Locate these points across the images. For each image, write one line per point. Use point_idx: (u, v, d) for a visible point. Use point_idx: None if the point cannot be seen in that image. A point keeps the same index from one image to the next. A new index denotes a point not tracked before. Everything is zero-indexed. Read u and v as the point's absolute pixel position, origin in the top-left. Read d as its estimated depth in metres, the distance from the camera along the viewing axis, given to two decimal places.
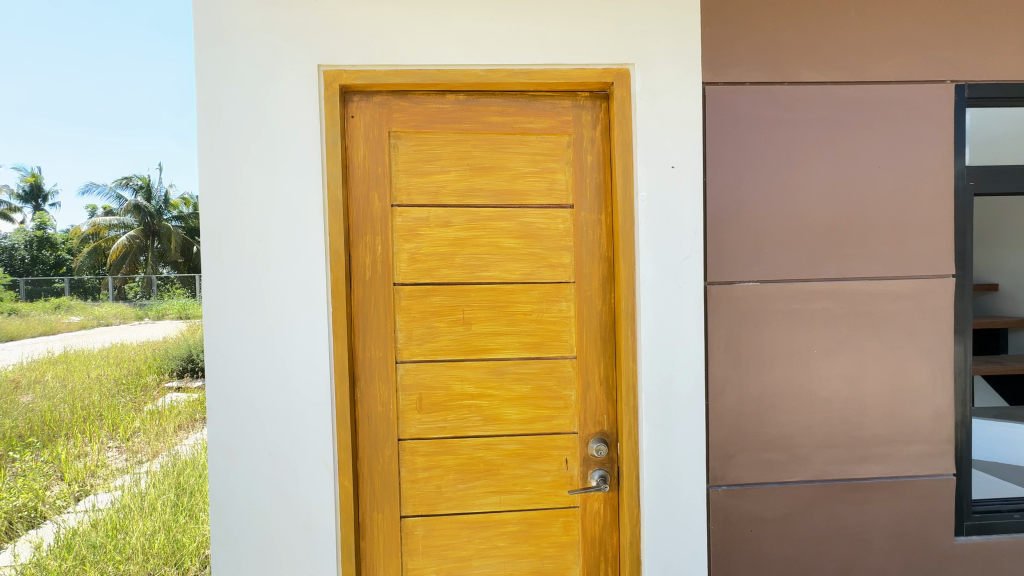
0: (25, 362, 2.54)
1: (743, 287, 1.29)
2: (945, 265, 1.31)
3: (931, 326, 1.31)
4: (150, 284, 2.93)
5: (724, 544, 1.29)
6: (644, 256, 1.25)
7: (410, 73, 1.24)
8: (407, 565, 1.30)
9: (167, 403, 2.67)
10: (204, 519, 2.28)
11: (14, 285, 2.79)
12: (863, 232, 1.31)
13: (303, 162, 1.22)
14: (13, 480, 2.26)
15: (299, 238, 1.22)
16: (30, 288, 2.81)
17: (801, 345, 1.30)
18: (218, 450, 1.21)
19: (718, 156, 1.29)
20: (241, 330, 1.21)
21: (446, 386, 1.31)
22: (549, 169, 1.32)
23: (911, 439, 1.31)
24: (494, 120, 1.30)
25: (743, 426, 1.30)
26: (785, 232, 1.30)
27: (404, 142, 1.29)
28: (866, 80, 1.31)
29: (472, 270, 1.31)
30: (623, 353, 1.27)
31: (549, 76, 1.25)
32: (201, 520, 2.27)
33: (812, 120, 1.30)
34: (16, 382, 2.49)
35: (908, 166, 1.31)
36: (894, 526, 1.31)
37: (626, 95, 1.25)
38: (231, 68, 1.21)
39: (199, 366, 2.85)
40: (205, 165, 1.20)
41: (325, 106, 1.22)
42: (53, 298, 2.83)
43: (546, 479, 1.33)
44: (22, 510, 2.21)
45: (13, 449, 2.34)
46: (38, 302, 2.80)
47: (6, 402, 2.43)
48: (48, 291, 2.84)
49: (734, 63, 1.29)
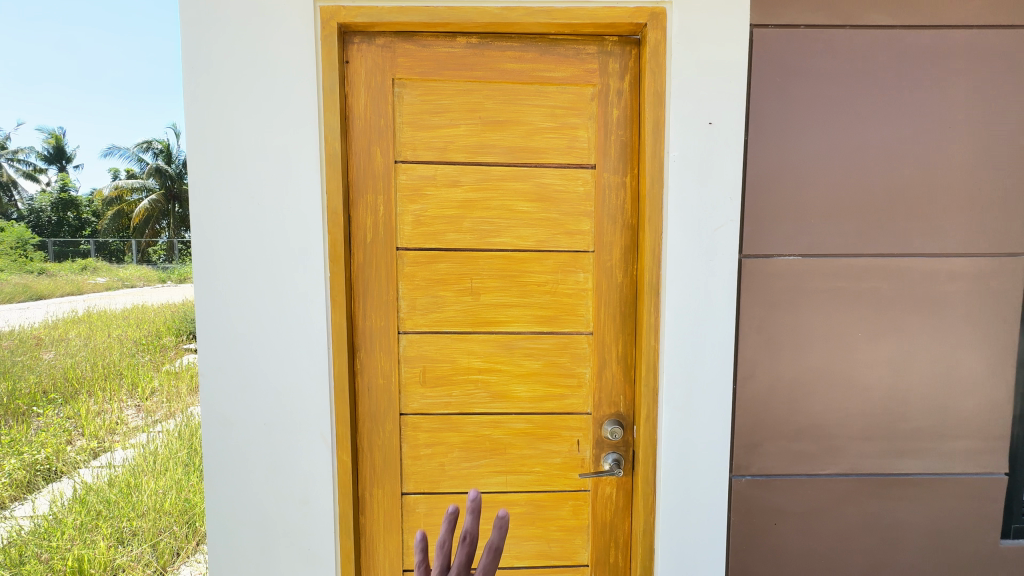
0: (50, 319, 2.44)
1: (781, 262, 1.16)
2: (1014, 243, 1.15)
3: (992, 310, 1.17)
4: (172, 247, 2.75)
5: (744, 537, 1.20)
6: (672, 223, 1.13)
7: (417, 10, 1.10)
8: (407, 542, 1.25)
9: (185, 363, 2.56)
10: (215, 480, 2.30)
11: (40, 245, 2.58)
12: (923, 202, 1.15)
13: (299, 110, 1.10)
14: (34, 434, 2.26)
15: (294, 195, 1.12)
16: (56, 249, 2.62)
17: (843, 327, 1.17)
18: (211, 419, 1.15)
19: (764, 111, 1.13)
20: (235, 294, 1.13)
21: (452, 360, 1.22)
22: (570, 124, 1.19)
23: (959, 434, 1.19)
24: (510, 67, 1.17)
25: (771, 414, 1.19)
26: (834, 200, 1.15)
27: (410, 91, 1.16)
28: (940, 25, 1.13)
29: (482, 236, 1.20)
30: (644, 330, 1.17)
31: (573, 16, 1.10)
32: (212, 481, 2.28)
33: (875, 71, 1.14)
34: (39, 339, 2.40)
35: (982, 129, 1.14)
36: (932, 526, 1.20)
37: (661, 39, 1.10)
38: (220, 4, 1.08)
39: None
40: (195, 112, 1.10)
41: (323, 48, 1.10)
42: (77, 259, 2.67)
43: (555, 461, 1.25)
44: (42, 463, 2.24)
45: (37, 404, 2.30)
46: (66, 263, 2.64)
47: (30, 358, 2.36)
48: (75, 253, 2.67)
49: (787, 3, 1.12)
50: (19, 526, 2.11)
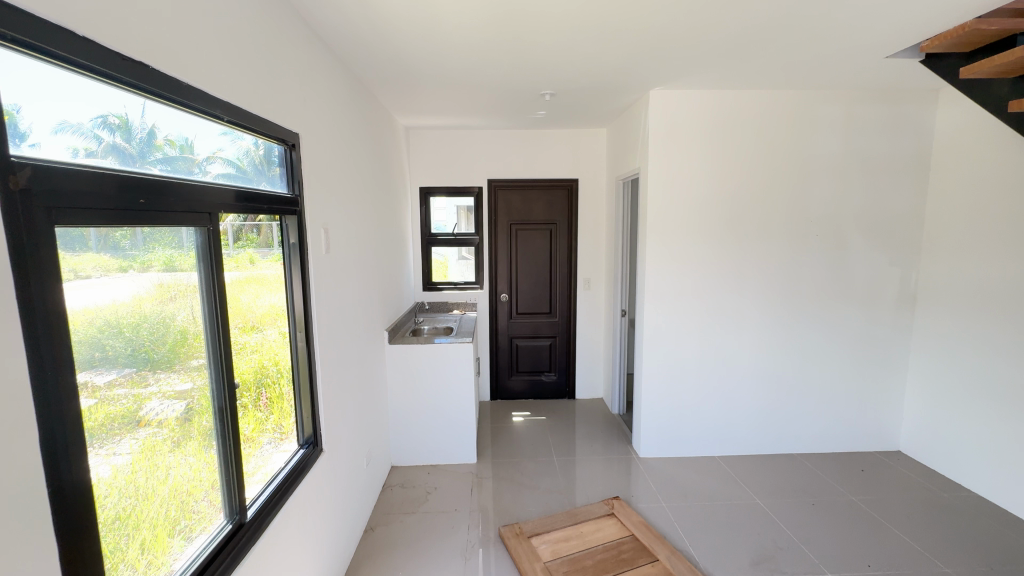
0: (145, 303, 1.19)
1: None
2: None
3: None
4: (151, 222, 1.18)
5: None
6: None
7: None
8: None
9: (161, 382, 1.23)
10: (133, 531, 1.14)
11: (177, 220, 1.27)
12: None
13: None
14: (168, 397, 1.27)
15: None
16: (163, 227, 1.23)
17: None
18: None
19: None
20: None
21: None
22: None
23: None
24: None
25: None
26: None
27: None
28: None
29: None
30: None
31: None
32: (134, 526, 1.14)
33: None
34: (98, 335, 1.05)
35: None
36: None
37: None
38: None
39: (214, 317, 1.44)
40: None
41: None
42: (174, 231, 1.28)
43: None
44: (157, 466, 1.22)
45: (169, 364, 1.27)
46: (202, 249, 1.40)
47: (152, 334, 1.21)
48: (182, 214, 1.28)
49: None
50: (195, 491, 1.36)
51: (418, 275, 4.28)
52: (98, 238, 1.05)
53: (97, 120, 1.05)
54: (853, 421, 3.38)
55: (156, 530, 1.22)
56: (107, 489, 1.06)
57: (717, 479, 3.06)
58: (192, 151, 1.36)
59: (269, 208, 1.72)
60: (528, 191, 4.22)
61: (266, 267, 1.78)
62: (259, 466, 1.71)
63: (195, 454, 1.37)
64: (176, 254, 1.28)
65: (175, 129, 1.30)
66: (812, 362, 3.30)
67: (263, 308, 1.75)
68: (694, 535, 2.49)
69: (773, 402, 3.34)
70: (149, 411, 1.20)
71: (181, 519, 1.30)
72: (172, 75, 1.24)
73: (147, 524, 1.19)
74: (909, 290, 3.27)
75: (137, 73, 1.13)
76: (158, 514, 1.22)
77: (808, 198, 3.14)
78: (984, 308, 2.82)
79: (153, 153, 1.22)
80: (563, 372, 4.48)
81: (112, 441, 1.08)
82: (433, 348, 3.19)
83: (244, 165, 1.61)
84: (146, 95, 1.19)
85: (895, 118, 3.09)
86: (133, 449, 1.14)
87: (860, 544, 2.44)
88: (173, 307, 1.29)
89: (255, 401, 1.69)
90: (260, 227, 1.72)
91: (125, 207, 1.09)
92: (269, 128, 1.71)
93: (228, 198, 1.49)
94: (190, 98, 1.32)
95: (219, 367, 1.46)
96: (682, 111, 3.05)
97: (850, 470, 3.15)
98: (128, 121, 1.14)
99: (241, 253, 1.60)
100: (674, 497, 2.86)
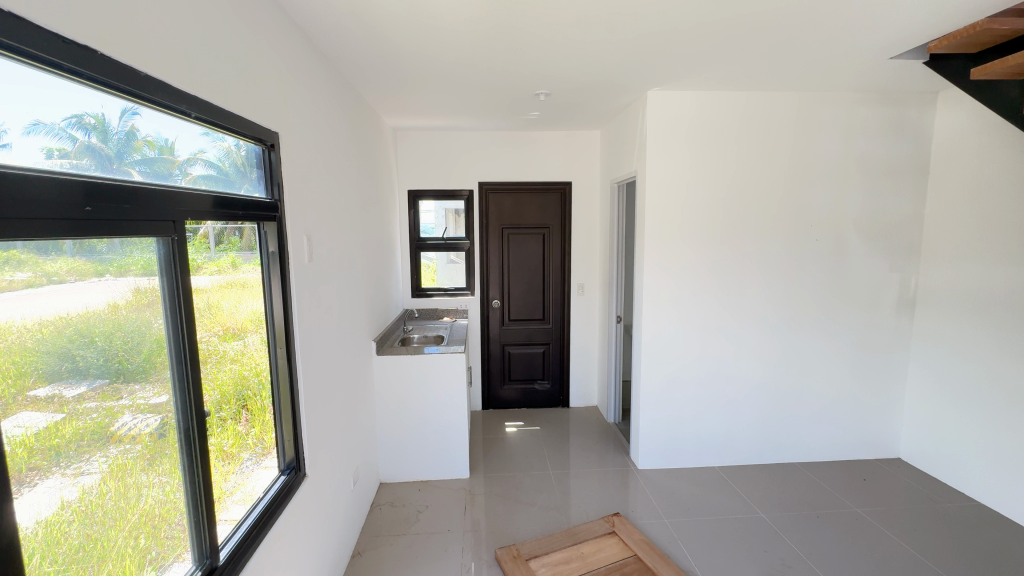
0: (118, 310, 1.06)
1: None
2: None
3: None
4: (127, 228, 1.06)
5: None
6: None
7: None
8: None
9: (134, 397, 1.10)
10: (95, 562, 0.99)
11: (155, 227, 1.14)
12: None
13: None
14: (143, 415, 1.13)
15: None
16: (143, 233, 1.10)
17: None
18: None
19: None
20: None
21: None
22: None
23: None
24: None
25: None
26: None
27: None
28: None
29: None
30: None
31: None
32: (97, 556, 1.00)
33: None
34: (62, 344, 0.93)
35: None
36: None
37: None
38: None
39: (181, 332, 1.25)
40: None
41: None
42: (151, 239, 1.16)
43: None
44: (127, 492, 1.08)
45: (144, 379, 1.13)
46: (184, 254, 1.24)
47: (127, 347, 1.08)
48: (161, 222, 1.16)
49: None
50: (166, 519, 1.21)
51: (406, 281, 4.12)
52: (74, 242, 0.95)
53: (71, 118, 0.93)
54: (853, 428, 3.32)
55: (124, 563, 1.07)
56: (72, 513, 0.95)
57: (717, 489, 2.98)
58: (173, 153, 1.23)
59: (248, 214, 1.57)
60: (521, 194, 4.11)
61: (248, 272, 1.64)
62: (239, 485, 1.55)
63: (169, 474, 1.22)
64: (141, 258, 1.13)
65: (156, 128, 1.17)
66: (812, 369, 3.24)
67: (244, 314, 1.61)
68: (699, 552, 2.40)
69: (773, 411, 3.27)
70: (123, 423, 1.07)
71: (152, 547, 1.16)
72: (147, 73, 1.10)
73: (114, 555, 1.05)
74: (908, 295, 3.23)
75: (114, 68, 1.00)
76: (126, 543, 1.08)
77: (808, 201, 3.07)
78: (984, 314, 2.78)
79: (131, 155, 1.09)
80: (556, 380, 4.38)
81: (79, 459, 0.96)
82: (423, 359, 3.04)
83: (227, 167, 1.47)
84: (127, 95, 1.07)
85: (895, 121, 3.05)
86: (103, 468, 1.02)
87: (868, 557, 2.37)
88: (149, 314, 1.16)
89: (236, 419, 1.54)
90: (242, 230, 1.58)
91: (95, 214, 0.97)
92: (250, 128, 1.56)
93: (207, 200, 1.34)
94: (173, 90, 1.19)
95: (184, 390, 1.26)
96: (681, 111, 2.96)
97: (851, 479, 3.09)
98: (105, 121, 1.02)
99: (221, 257, 1.46)
100: (676, 511, 2.76)
